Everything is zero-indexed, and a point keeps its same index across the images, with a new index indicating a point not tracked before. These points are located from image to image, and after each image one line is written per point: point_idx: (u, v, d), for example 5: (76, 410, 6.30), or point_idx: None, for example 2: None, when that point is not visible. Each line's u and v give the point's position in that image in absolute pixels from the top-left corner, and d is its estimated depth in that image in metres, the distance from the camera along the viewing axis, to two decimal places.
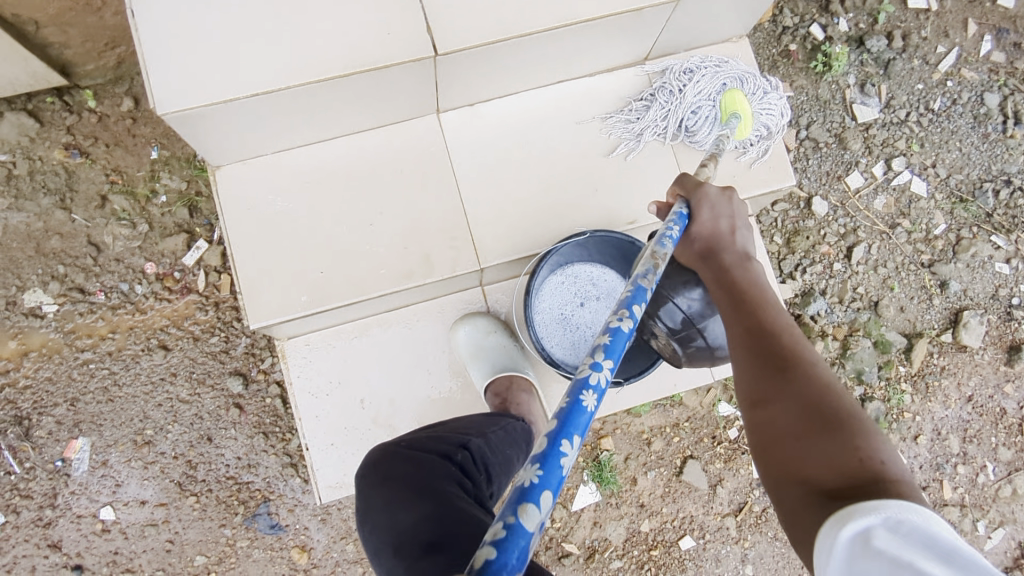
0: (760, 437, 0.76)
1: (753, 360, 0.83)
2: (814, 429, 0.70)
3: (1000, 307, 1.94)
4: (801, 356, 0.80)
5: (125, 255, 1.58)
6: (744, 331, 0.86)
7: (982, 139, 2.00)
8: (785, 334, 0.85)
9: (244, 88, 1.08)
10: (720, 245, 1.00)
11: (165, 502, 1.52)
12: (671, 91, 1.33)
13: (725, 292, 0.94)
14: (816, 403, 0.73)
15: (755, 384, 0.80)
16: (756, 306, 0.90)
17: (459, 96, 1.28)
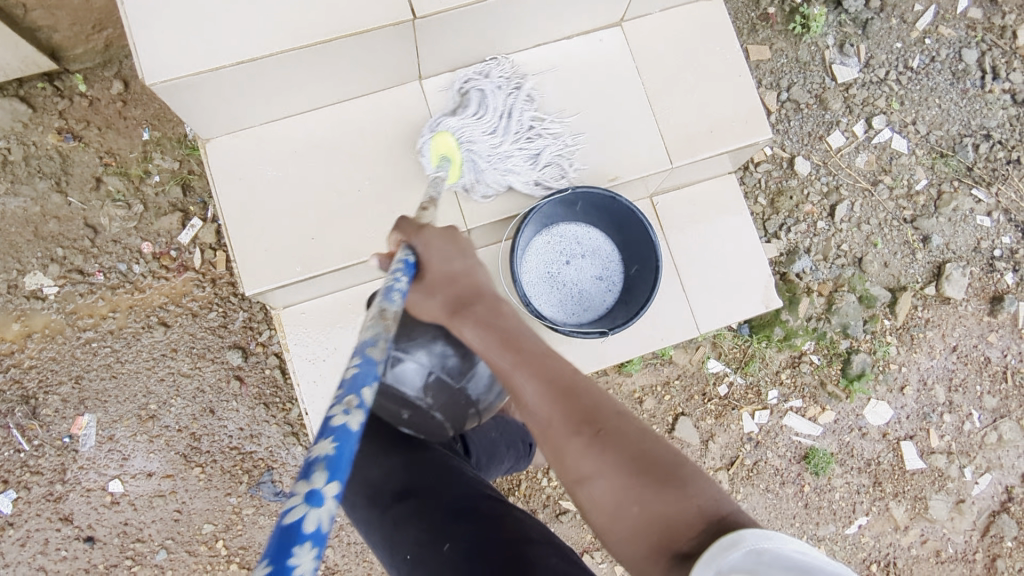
0: (602, 508, 0.79)
1: (570, 432, 0.81)
2: (650, 490, 0.76)
3: (982, 260, 1.98)
4: (601, 407, 0.82)
5: (122, 236, 1.61)
6: (546, 400, 0.83)
7: (962, 95, 2.03)
8: (579, 389, 0.84)
9: (230, 56, 1.12)
10: (467, 291, 0.92)
11: (172, 473, 1.57)
12: (488, 106, 1.30)
13: (502, 350, 0.87)
14: (642, 459, 0.78)
15: (575, 458, 0.80)
16: (537, 363, 0.85)
17: (440, 62, 1.32)
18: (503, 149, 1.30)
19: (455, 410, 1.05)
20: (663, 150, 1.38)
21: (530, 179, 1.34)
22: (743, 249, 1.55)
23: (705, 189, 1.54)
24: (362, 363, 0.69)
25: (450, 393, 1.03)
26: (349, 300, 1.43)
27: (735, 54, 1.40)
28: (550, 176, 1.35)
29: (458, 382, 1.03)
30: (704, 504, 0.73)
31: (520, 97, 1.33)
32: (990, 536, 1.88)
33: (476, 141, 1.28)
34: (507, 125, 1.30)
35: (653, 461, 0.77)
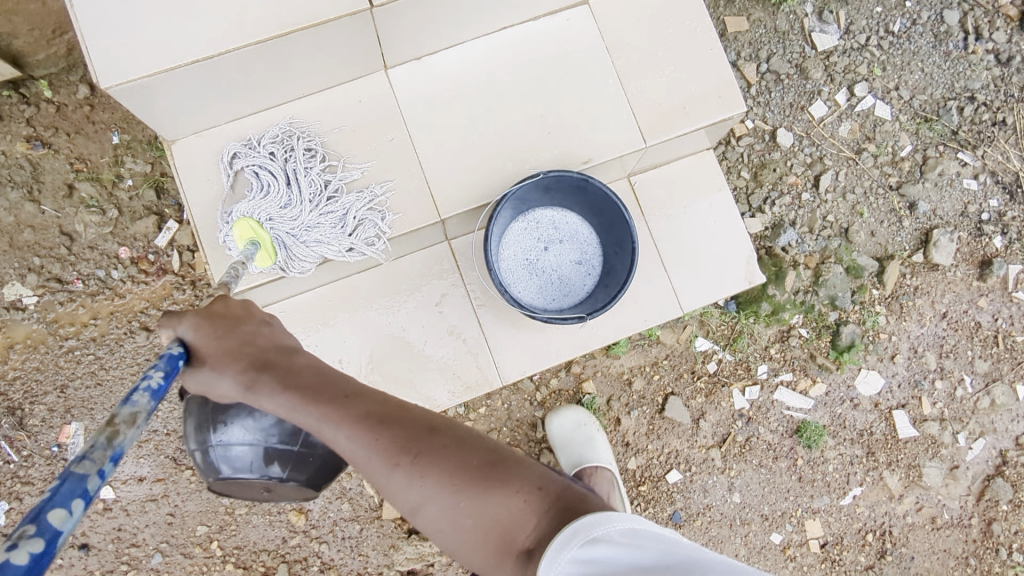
0: (443, 531, 0.77)
1: (387, 466, 0.76)
2: (482, 501, 0.75)
3: (970, 224, 1.96)
4: (412, 431, 0.77)
5: (98, 242, 1.60)
6: (361, 442, 0.77)
7: (944, 58, 1.99)
8: (386, 419, 0.78)
9: (186, 55, 1.10)
10: (253, 351, 0.81)
11: (162, 477, 1.56)
12: (273, 179, 1.25)
13: (303, 404, 0.79)
14: (466, 470, 0.76)
15: (403, 494, 0.76)
16: (339, 407, 0.78)
17: (405, 50, 1.29)
18: (301, 220, 1.24)
19: (314, 466, 0.96)
20: (636, 129, 1.36)
21: (341, 246, 1.28)
22: (724, 226, 1.53)
23: (683, 167, 1.52)
24: (63, 481, 0.56)
25: (294, 457, 0.92)
26: (328, 296, 1.42)
27: (705, 28, 1.37)
28: (365, 236, 1.29)
29: (298, 446, 0.92)
30: (536, 493, 0.75)
31: (298, 158, 1.26)
32: (986, 500, 1.87)
33: (267, 221, 1.23)
34: (298, 193, 1.25)
35: (479, 470, 0.76)
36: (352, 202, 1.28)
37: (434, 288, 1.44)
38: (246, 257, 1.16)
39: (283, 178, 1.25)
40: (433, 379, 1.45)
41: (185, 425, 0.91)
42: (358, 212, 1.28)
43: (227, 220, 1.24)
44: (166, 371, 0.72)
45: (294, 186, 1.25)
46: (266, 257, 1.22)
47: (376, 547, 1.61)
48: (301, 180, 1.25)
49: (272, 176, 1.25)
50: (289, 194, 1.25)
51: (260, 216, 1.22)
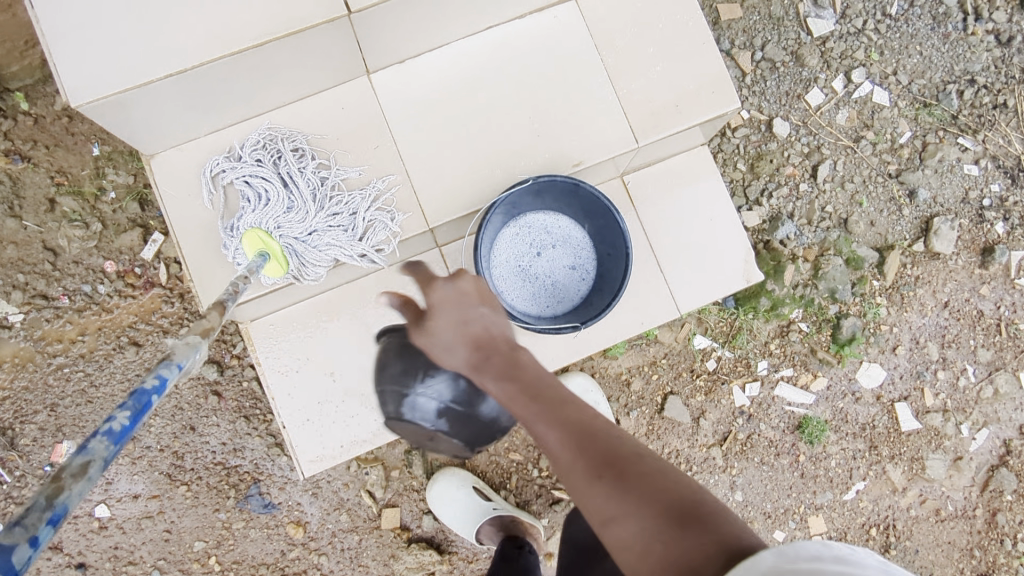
0: (625, 560, 0.68)
1: (590, 474, 0.71)
2: (674, 529, 0.65)
3: (971, 211, 1.92)
4: (620, 450, 0.72)
5: (83, 257, 1.57)
6: (562, 439, 0.74)
7: (943, 40, 1.94)
8: (598, 430, 0.74)
9: (158, 69, 1.06)
10: (485, 345, 0.87)
11: (158, 494, 1.55)
12: (269, 185, 1.19)
13: (517, 395, 0.80)
14: (664, 497, 0.67)
15: (594, 504, 0.70)
16: (553, 407, 0.76)
17: (387, 55, 1.25)
18: (309, 225, 1.20)
19: (475, 430, 1.05)
20: (628, 129, 1.32)
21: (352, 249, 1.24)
22: (720, 223, 1.50)
23: (678, 164, 1.49)
24: None
25: (464, 416, 1.03)
26: (317, 308, 1.39)
27: (697, 21, 1.33)
28: (376, 237, 1.25)
29: (465, 407, 1.02)
30: (730, 538, 0.64)
31: (290, 160, 1.21)
32: (990, 491, 1.86)
33: (275, 227, 1.19)
34: (300, 195, 1.20)
35: (677, 501, 0.67)
36: (355, 201, 1.24)
37: (425, 297, 1.40)
38: (253, 269, 1.12)
39: (280, 180, 1.20)
40: None
41: (382, 373, 1.06)
42: (366, 210, 1.24)
43: (231, 233, 1.19)
44: (131, 412, 0.69)
45: (294, 188, 1.20)
46: (274, 266, 1.19)
47: (376, 557, 1.61)
48: (302, 183, 1.20)
49: (269, 180, 1.20)
50: (292, 198, 1.20)
51: (269, 224, 1.18)
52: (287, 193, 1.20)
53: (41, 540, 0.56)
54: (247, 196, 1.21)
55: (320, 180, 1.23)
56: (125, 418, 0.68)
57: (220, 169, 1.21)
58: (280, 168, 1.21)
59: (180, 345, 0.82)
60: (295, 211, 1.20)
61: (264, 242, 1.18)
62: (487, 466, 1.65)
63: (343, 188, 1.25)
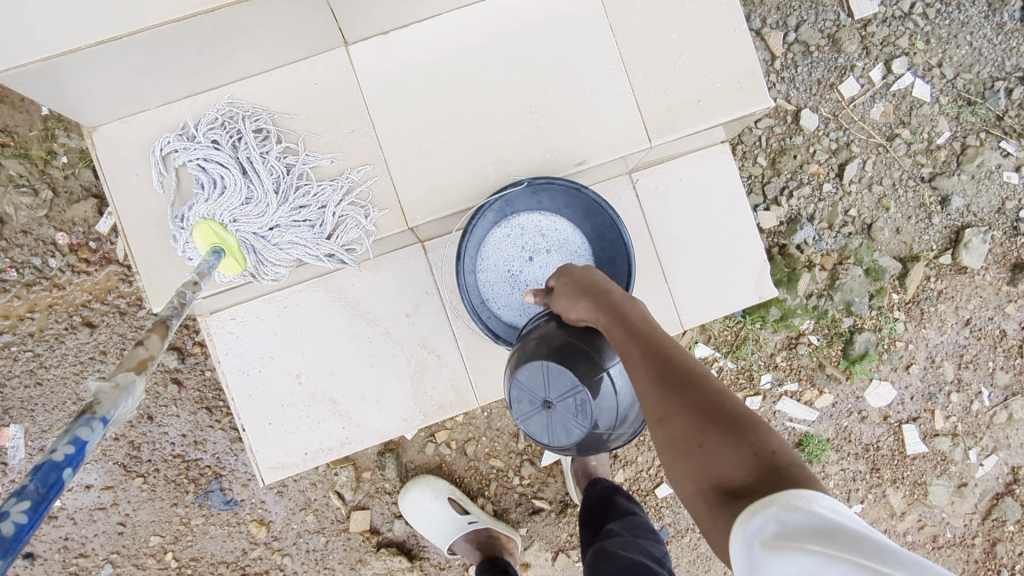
0: (669, 462, 0.66)
1: (653, 380, 0.69)
2: (715, 435, 0.63)
3: (1005, 223, 1.77)
4: (693, 369, 0.69)
5: (32, 227, 1.42)
6: (638, 352, 0.73)
7: (996, 31, 1.75)
8: (673, 349, 0.72)
9: (89, 34, 0.90)
10: (600, 286, 0.87)
11: (111, 485, 1.45)
12: (223, 170, 1.04)
13: (615, 320, 0.79)
14: (714, 406, 0.64)
15: (653, 404, 0.68)
16: (639, 328, 0.76)
17: (368, 25, 1.08)
18: (271, 219, 1.06)
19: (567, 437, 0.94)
20: (641, 126, 1.17)
21: (320, 248, 1.10)
22: (734, 231, 1.35)
23: (694, 163, 1.33)
24: None
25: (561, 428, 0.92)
26: (285, 303, 1.25)
27: (730, 2, 1.15)
28: (347, 235, 1.11)
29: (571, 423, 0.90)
30: (767, 455, 0.60)
31: (252, 143, 1.06)
32: (992, 520, 1.77)
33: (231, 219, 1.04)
34: (260, 184, 1.05)
35: (726, 413, 0.64)
36: (325, 193, 1.10)
37: (405, 298, 1.27)
38: (207, 265, 0.97)
39: (239, 166, 1.05)
40: (401, 397, 1.30)
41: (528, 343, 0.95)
42: (337, 205, 1.10)
43: (181, 223, 1.05)
44: (30, 504, 0.52)
45: (254, 176, 1.05)
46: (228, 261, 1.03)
47: (343, 560, 1.52)
48: (264, 170, 1.05)
49: (226, 165, 1.05)
50: (252, 187, 1.05)
51: (223, 216, 1.04)
52: (248, 181, 1.05)
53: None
54: (202, 181, 1.06)
55: (285, 167, 1.08)
56: (19, 517, 0.51)
57: (173, 151, 1.06)
58: (240, 152, 1.06)
59: (108, 388, 0.64)
60: (252, 201, 1.05)
61: (218, 237, 1.03)
62: (465, 471, 1.55)
63: (311, 177, 1.10)
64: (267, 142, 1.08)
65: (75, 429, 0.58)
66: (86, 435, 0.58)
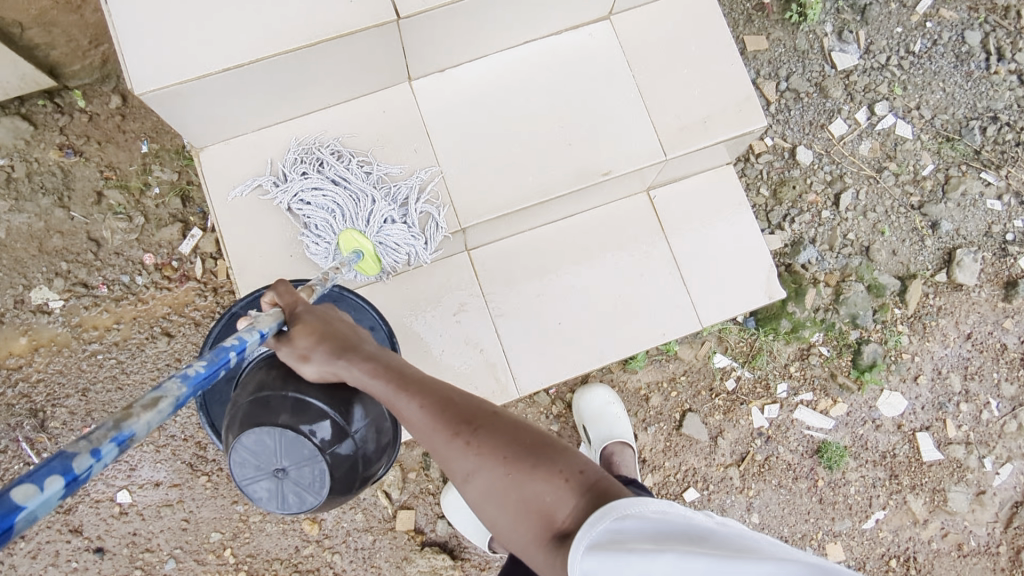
0: (490, 510, 0.74)
1: (446, 435, 0.73)
2: (531, 481, 0.72)
3: (994, 245, 1.92)
4: (478, 405, 0.75)
5: (124, 249, 1.63)
6: (428, 412, 0.74)
7: (966, 78, 1.96)
8: (446, 393, 0.76)
9: (217, 63, 1.12)
10: (344, 337, 0.81)
11: (179, 483, 1.57)
12: (320, 192, 1.26)
13: (375, 372, 0.78)
14: (522, 447, 0.73)
15: (459, 465, 0.73)
16: (416, 382, 0.77)
17: (429, 63, 1.31)
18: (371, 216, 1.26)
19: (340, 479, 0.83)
20: (657, 144, 1.37)
21: (418, 239, 1.29)
22: (743, 239, 1.52)
23: (703, 180, 1.52)
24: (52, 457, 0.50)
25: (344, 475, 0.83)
26: None
27: (727, 44, 1.38)
28: (434, 227, 1.31)
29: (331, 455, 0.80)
30: (582, 479, 0.71)
31: (332, 161, 1.27)
32: (1014, 528, 1.83)
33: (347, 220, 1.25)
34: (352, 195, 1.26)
35: (534, 448, 0.73)
36: (404, 193, 1.29)
37: (453, 300, 1.43)
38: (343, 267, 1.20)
39: (327, 185, 1.26)
40: None
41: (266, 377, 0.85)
42: (416, 202, 1.30)
43: (316, 240, 1.27)
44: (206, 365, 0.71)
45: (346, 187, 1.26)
46: (370, 264, 1.26)
47: (389, 559, 1.61)
48: (355, 178, 1.27)
49: (321, 190, 1.26)
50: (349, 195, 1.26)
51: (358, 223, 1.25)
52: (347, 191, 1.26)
53: (101, 454, 0.53)
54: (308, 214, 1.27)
55: (366, 175, 1.29)
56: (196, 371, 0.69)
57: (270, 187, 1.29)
58: (329, 168, 1.27)
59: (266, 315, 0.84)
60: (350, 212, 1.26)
61: (360, 244, 1.24)
62: None
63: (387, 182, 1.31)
64: (343, 160, 1.29)
65: (247, 330, 0.78)
66: (251, 333, 0.77)
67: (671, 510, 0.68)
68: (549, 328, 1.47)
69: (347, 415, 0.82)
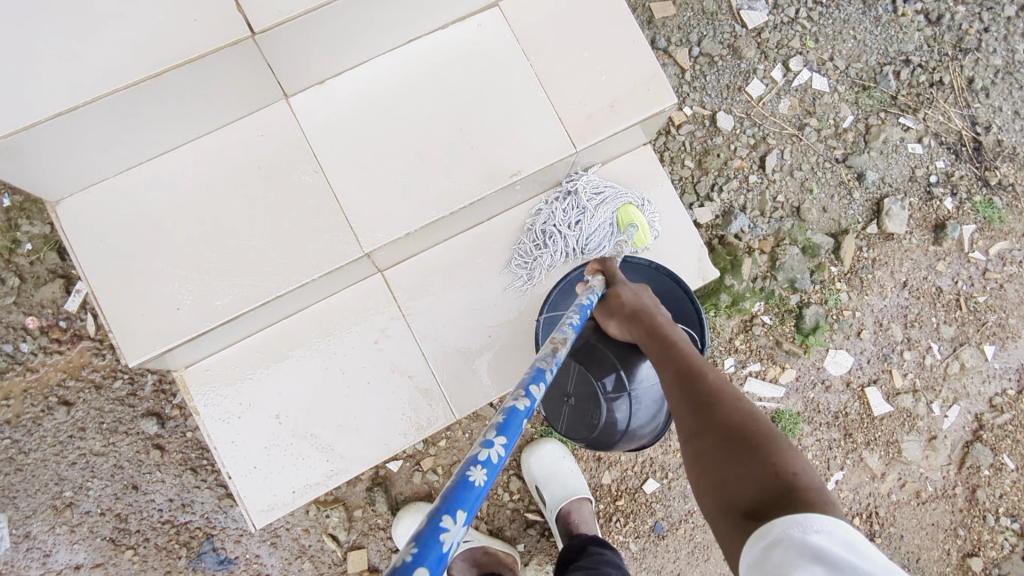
0: (694, 473, 0.74)
1: (687, 396, 0.78)
2: (740, 459, 0.69)
3: (919, 189, 1.90)
4: (728, 390, 0.77)
5: (1, 315, 1.46)
6: (677, 371, 0.82)
7: (875, 23, 1.93)
8: (704, 369, 0.81)
9: (46, 108, 0.98)
10: (648, 311, 0.96)
11: (102, 561, 1.46)
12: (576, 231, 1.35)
13: (649, 335, 0.91)
14: (747, 431, 0.72)
15: (687, 423, 0.77)
16: (682, 351, 0.85)
17: (305, 76, 1.19)
18: (613, 202, 1.36)
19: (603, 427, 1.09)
20: (565, 135, 1.28)
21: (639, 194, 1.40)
22: (671, 221, 1.46)
23: (622, 165, 1.44)
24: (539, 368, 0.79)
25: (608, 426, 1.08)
26: (256, 347, 1.31)
27: (627, 19, 1.29)
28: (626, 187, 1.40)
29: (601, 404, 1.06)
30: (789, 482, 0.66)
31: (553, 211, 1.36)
32: (967, 468, 1.85)
33: (615, 202, 1.36)
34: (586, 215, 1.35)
35: (759, 437, 0.71)
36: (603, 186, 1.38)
37: (372, 326, 1.34)
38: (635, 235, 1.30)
39: (573, 224, 1.36)
40: (382, 424, 1.35)
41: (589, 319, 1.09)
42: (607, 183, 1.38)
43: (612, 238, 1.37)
44: (577, 316, 0.94)
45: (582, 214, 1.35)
46: (644, 235, 1.37)
47: None
48: (578, 205, 1.36)
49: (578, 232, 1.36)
50: (579, 215, 1.36)
51: (629, 203, 1.37)
52: (577, 221, 1.36)
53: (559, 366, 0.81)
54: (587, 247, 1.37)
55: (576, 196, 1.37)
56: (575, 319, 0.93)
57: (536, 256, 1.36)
58: (534, 225, 1.37)
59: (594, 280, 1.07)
60: (601, 219, 1.36)
61: (637, 215, 1.36)
62: None
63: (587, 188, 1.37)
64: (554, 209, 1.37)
65: (584, 294, 1.01)
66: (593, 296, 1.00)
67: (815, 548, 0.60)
68: (480, 342, 1.37)
69: (632, 376, 1.04)
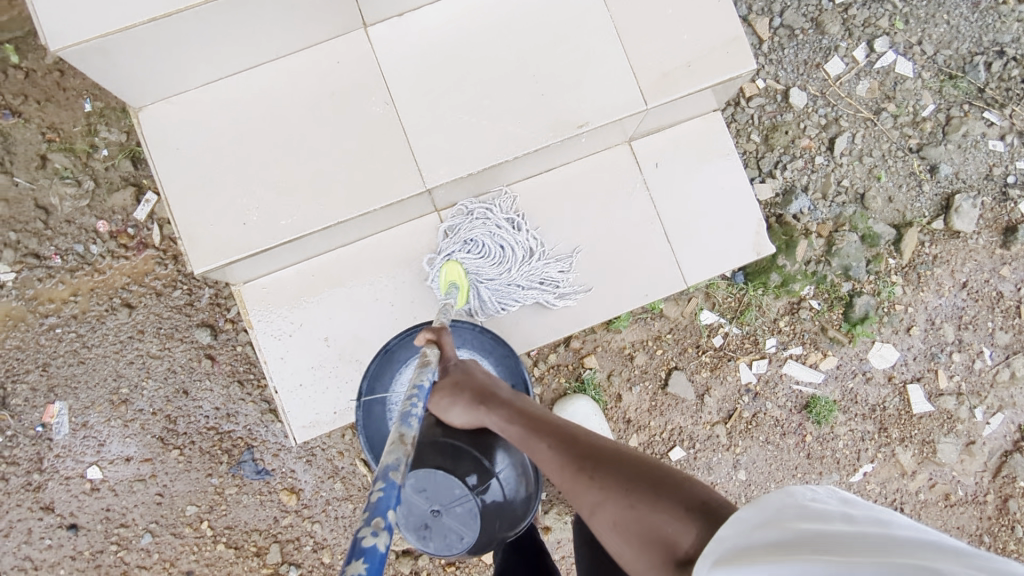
0: (619, 537, 0.80)
1: (571, 471, 0.84)
2: (651, 503, 0.77)
3: (994, 188, 1.82)
4: (598, 446, 0.86)
5: (75, 216, 1.53)
6: (552, 447, 0.88)
7: (972, 10, 1.83)
8: (578, 436, 0.89)
9: (140, 13, 1.01)
10: (493, 389, 1.03)
11: (150, 457, 1.55)
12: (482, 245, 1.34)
13: (511, 419, 0.97)
14: (639, 474, 0.80)
15: (585, 497, 0.82)
16: (545, 429, 0.92)
17: (385, 7, 1.19)
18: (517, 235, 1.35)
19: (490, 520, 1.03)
20: (637, 92, 1.26)
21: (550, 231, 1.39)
22: (731, 192, 1.43)
23: (688, 129, 1.42)
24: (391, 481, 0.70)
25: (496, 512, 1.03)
26: (312, 271, 1.35)
27: None
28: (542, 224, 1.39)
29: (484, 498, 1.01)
30: (699, 503, 0.75)
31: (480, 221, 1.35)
32: (1002, 477, 1.81)
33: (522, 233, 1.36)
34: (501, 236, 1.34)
35: (653, 477, 0.80)
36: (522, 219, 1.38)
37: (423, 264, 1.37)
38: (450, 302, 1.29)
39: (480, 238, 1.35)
40: None
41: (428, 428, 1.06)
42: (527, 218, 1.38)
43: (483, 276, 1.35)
44: (418, 404, 0.91)
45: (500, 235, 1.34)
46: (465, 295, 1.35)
47: None
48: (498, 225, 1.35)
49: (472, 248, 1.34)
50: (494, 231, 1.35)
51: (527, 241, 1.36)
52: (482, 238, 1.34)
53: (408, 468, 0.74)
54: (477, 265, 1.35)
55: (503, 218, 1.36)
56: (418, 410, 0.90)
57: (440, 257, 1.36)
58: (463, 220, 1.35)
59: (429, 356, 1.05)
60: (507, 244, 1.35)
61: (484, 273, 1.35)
62: None
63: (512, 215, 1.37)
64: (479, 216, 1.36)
65: (420, 378, 0.97)
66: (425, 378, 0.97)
67: (792, 520, 0.62)
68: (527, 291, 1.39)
69: (493, 458, 1.04)
